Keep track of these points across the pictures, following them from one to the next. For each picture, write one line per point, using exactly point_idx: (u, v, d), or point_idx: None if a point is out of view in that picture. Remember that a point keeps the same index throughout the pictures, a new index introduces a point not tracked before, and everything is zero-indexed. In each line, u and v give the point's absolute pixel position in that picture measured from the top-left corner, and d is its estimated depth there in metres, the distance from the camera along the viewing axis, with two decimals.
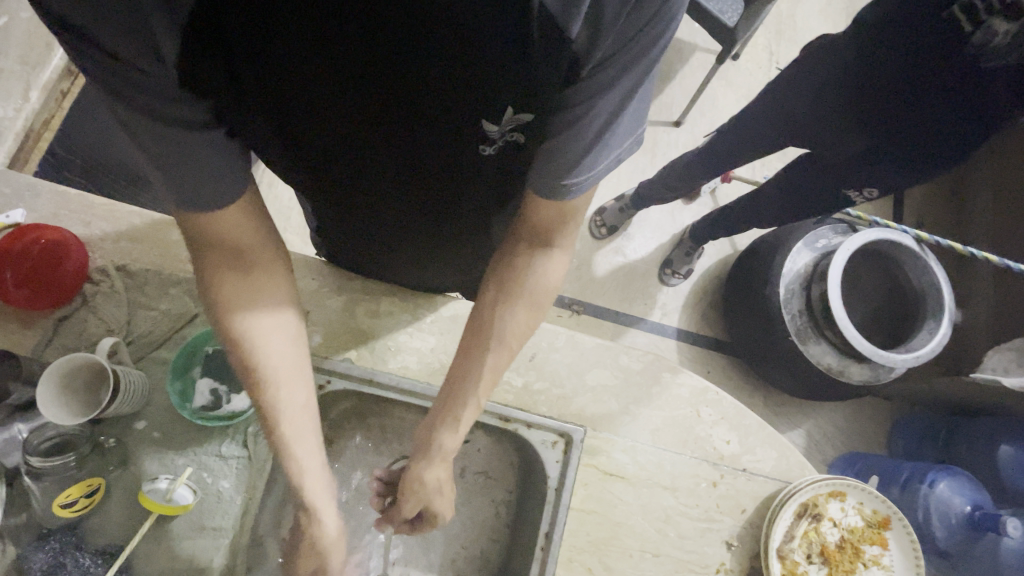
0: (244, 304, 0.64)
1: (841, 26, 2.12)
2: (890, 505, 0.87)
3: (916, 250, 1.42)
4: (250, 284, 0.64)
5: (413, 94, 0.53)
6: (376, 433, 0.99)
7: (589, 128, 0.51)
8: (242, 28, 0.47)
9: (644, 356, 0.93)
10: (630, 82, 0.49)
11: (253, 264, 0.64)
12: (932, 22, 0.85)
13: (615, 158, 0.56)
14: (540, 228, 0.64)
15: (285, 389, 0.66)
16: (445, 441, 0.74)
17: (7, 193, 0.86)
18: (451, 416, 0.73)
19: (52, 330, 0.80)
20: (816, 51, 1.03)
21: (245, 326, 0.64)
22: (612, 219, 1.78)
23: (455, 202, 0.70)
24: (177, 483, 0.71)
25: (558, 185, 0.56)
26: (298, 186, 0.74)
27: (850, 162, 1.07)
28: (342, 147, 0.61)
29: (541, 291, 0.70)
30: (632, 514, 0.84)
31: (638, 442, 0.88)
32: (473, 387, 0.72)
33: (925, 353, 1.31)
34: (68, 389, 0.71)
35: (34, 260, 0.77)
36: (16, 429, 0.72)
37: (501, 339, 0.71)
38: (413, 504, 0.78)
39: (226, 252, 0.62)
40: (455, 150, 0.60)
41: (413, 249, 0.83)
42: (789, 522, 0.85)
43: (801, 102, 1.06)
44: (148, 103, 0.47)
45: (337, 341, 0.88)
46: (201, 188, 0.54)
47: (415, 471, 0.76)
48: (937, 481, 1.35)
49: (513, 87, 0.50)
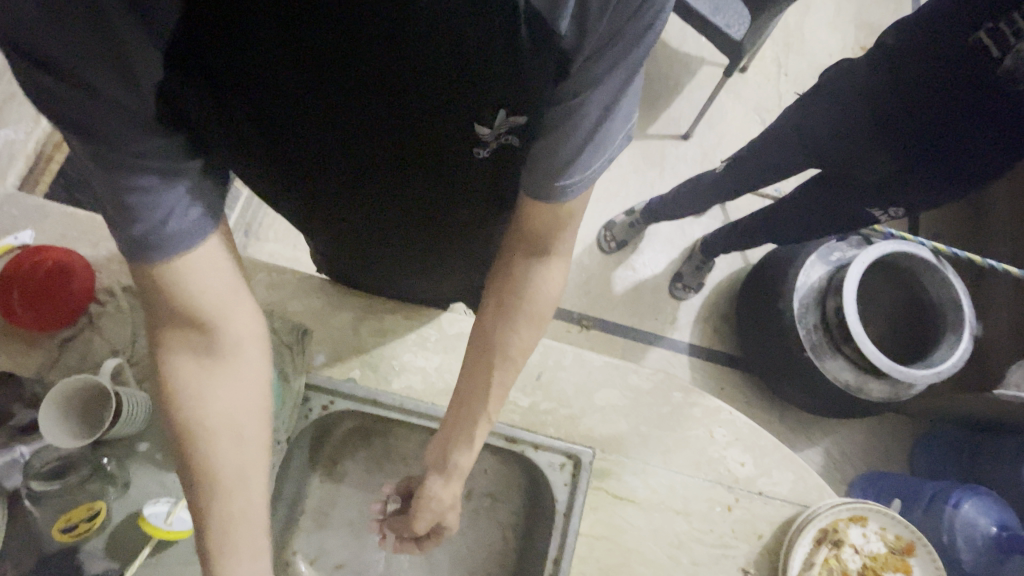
0: (203, 397, 0.60)
1: (847, 39, 2.12)
2: (914, 530, 0.84)
3: (934, 263, 1.38)
4: (212, 375, 0.60)
5: (399, 100, 0.52)
6: (381, 453, 0.97)
7: (582, 124, 0.51)
8: (224, 35, 0.47)
9: (654, 375, 0.91)
10: (623, 72, 0.48)
11: (218, 352, 0.61)
12: (955, 46, 0.87)
13: (610, 155, 0.56)
14: (536, 236, 0.63)
15: (228, 493, 0.61)
16: (460, 460, 0.73)
17: (17, 216, 0.87)
18: (466, 437, 0.72)
19: (57, 351, 0.79)
20: (839, 74, 1.05)
21: (200, 418, 0.60)
22: (621, 233, 1.77)
23: (450, 208, 0.70)
24: (178, 506, 0.70)
25: (553, 189, 0.55)
26: (292, 204, 0.73)
27: (881, 185, 1.06)
28: (333, 159, 0.61)
29: (541, 305, 0.68)
30: (643, 540, 0.82)
31: (649, 464, 0.85)
32: (481, 403, 0.71)
33: (946, 369, 1.27)
34: (69, 410, 0.70)
35: (41, 280, 0.78)
36: (18, 452, 0.71)
37: (506, 356, 0.70)
38: (425, 521, 0.75)
39: (192, 335, 0.58)
40: (447, 157, 0.60)
41: (411, 261, 0.82)
42: (808, 549, 0.82)
43: (818, 125, 1.08)
44: (113, 121, 0.45)
45: (340, 361, 0.86)
46: (174, 228, 0.51)
47: (427, 489, 0.74)
48: (962, 500, 1.31)
49: (502, 88, 0.50)
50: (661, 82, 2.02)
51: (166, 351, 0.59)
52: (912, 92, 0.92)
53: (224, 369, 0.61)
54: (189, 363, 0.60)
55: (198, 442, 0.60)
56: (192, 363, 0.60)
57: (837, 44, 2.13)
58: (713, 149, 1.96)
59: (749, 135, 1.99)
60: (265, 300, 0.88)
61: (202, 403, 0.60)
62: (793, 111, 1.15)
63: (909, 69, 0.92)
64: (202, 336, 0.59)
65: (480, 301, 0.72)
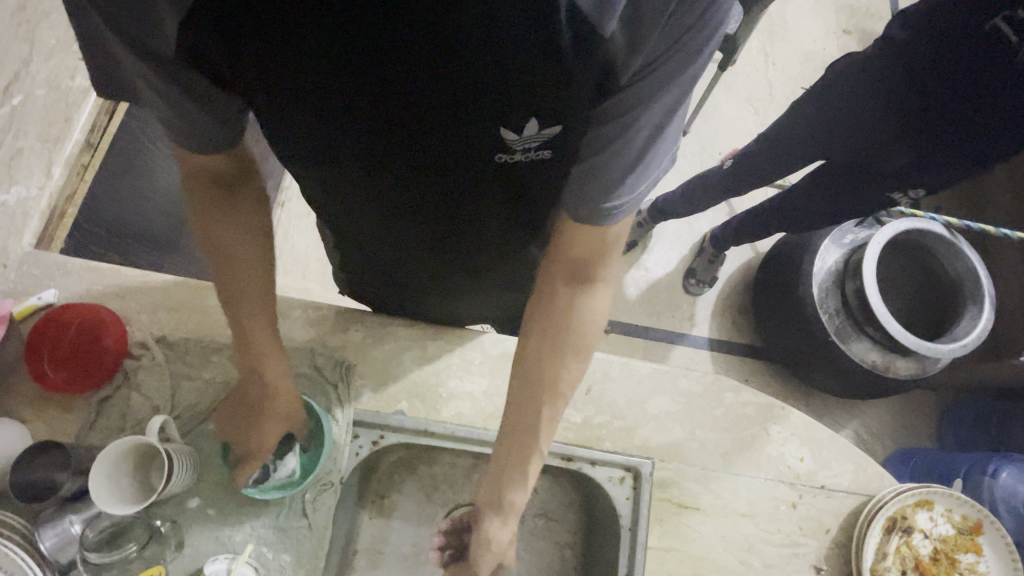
0: (218, 234, 0.67)
1: (828, 25, 2.16)
2: (980, 509, 0.83)
3: (947, 236, 1.40)
4: (237, 224, 0.68)
5: (433, 105, 0.53)
6: (428, 484, 0.95)
7: (632, 143, 0.51)
8: (257, 24, 0.48)
9: (703, 377, 0.89)
10: (675, 93, 0.48)
11: (238, 205, 0.67)
12: (970, 37, 0.90)
13: (655, 177, 0.56)
14: (580, 261, 0.63)
15: (249, 318, 0.71)
16: (515, 498, 0.71)
17: (38, 275, 0.84)
18: (519, 472, 0.70)
19: (94, 412, 0.76)
20: (844, 69, 1.08)
21: (231, 265, 0.68)
22: (631, 235, 1.77)
23: (478, 218, 0.70)
24: (236, 564, 0.68)
25: (600, 211, 0.56)
26: (326, 209, 0.75)
27: (897, 172, 1.09)
28: (363, 163, 0.61)
29: (586, 335, 0.67)
30: (712, 548, 0.80)
31: (708, 469, 0.84)
32: (534, 436, 0.69)
33: (972, 341, 1.27)
34: (118, 472, 0.66)
35: (72, 339, 0.75)
36: (69, 521, 0.64)
37: (555, 390, 0.68)
38: (489, 564, 0.72)
39: (209, 183, 0.65)
40: (476, 163, 0.60)
41: (441, 271, 0.83)
42: (879, 539, 0.81)
43: (832, 116, 1.11)
44: (142, 45, 0.50)
45: (386, 394, 0.84)
46: (200, 136, 0.58)
47: (484, 531, 0.71)
48: (1000, 469, 1.31)
49: (541, 100, 0.51)
50: None
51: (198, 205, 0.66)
52: (927, 83, 0.96)
53: (245, 225, 0.68)
54: (219, 213, 0.67)
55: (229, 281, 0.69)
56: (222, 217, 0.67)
57: (821, 30, 2.16)
58: (711, 143, 1.97)
59: (744, 126, 2.00)
60: (304, 337, 0.86)
61: (235, 253, 0.68)
62: (800, 105, 1.18)
63: (926, 58, 0.95)
64: (216, 185, 0.65)
65: (521, 329, 0.70)
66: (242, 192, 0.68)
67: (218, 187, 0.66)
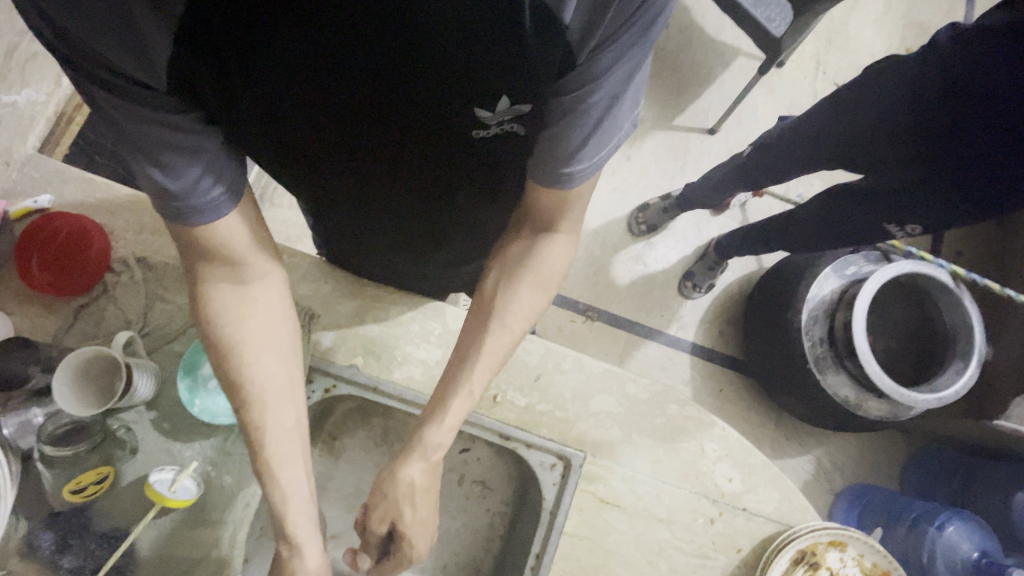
0: (248, 339, 0.67)
1: (893, 41, 2.04)
2: (892, 560, 0.83)
3: (951, 286, 1.34)
4: (242, 297, 0.67)
5: (406, 84, 0.54)
6: (378, 435, 1.00)
7: (592, 114, 0.54)
8: (232, 13, 0.48)
9: (651, 386, 0.92)
10: (631, 63, 0.51)
11: (249, 276, 0.68)
12: (988, 80, 0.86)
13: (615, 142, 0.59)
14: (543, 213, 0.67)
15: (271, 404, 0.68)
16: (431, 436, 0.72)
17: (37, 178, 0.88)
18: (440, 410, 0.72)
19: (73, 315, 0.82)
20: (858, 91, 1.04)
21: (238, 338, 0.67)
22: (654, 218, 1.76)
23: (453, 190, 0.71)
24: (181, 475, 0.72)
25: (562, 174, 0.59)
26: (301, 188, 0.76)
27: (893, 202, 1.05)
28: (339, 140, 0.62)
29: (548, 274, 0.72)
30: (624, 544, 0.84)
31: (637, 472, 0.87)
32: (469, 368, 0.72)
33: (949, 395, 1.26)
34: (86, 377, 0.74)
35: (59, 245, 0.80)
36: (32, 413, 0.72)
37: (501, 320, 0.72)
38: (382, 513, 0.75)
39: (220, 268, 0.66)
40: (448, 138, 0.61)
41: (411, 241, 0.85)
42: (785, 568, 0.83)
43: (841, 133, 1.06)
44: (123, 87, 0.49)
45: (345, 347, 0.88)
46: (178, 173, 0.55)
47: (394, 467, 0.73)
48: (947, 523, 1.31)
49: (510, 84, 0.52)
50: (693, 72, 1.96)
51: (193, 270, 0.66)
52: (933, 126, 0.93)
53: (256, 296, 0.68)
54: (228, 291, 0.67)
55: (240, 359, 0.67)
56: (230, 289, 0.67)
57: (883, 45, 2.03)
58: (740, 147, 1.91)
59: None
60: None
61: (239, 327, 0.67)
62: (810, 115, 1.13)
63: (946, 96, 0.90)
64: (228, 257, 0.65)
65: (482, 274, 0.76)
66: (250, 269, 0.68)
67: (224, 260, 0.65)
